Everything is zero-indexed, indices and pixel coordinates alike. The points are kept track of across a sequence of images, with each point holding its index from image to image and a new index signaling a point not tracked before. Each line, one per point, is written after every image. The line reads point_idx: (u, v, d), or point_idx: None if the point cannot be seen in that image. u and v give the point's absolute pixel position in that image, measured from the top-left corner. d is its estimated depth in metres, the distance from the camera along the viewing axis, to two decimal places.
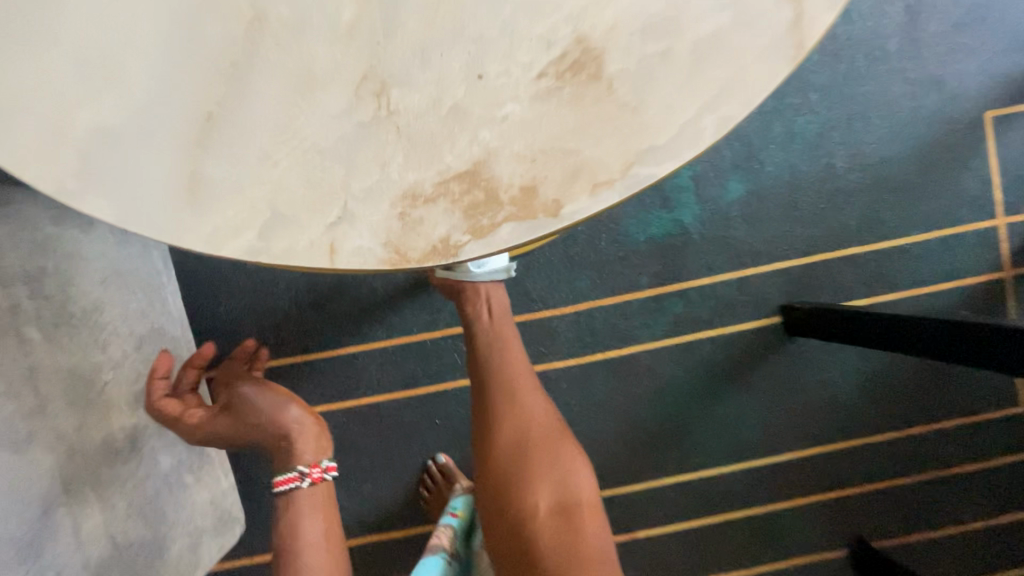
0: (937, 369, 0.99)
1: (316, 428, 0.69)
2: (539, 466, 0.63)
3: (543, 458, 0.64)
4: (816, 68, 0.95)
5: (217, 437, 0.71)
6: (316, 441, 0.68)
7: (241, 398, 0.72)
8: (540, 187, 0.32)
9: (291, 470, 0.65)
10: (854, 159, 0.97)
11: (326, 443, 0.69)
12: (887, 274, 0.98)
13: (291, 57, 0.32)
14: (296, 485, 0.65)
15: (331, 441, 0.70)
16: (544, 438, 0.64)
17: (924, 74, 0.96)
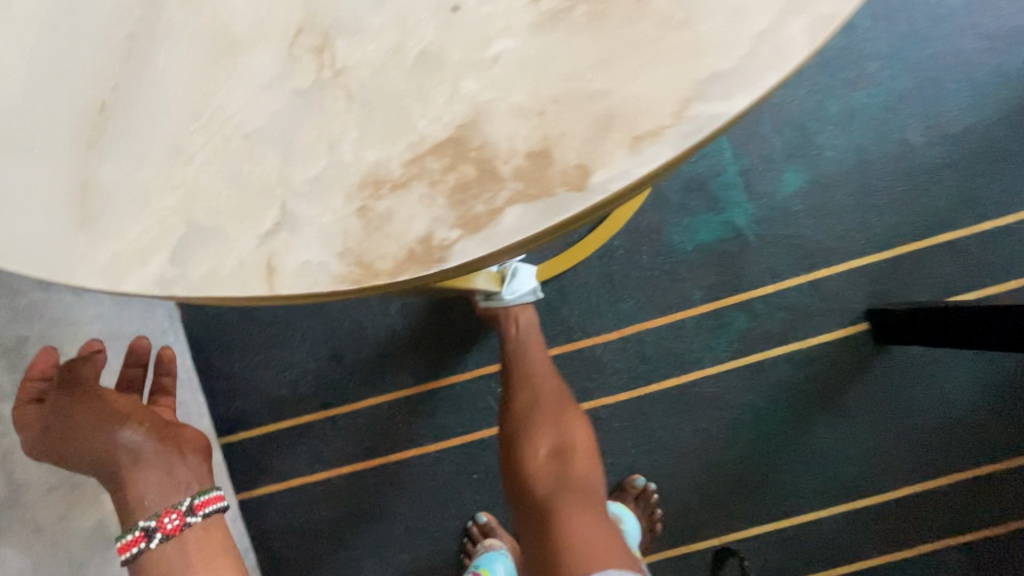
0: None
1: (165, 464, 0.55)
2: (539, 416, 0.61)
3: (545, 414, 0.61)
4: (871, 35, 0.83)
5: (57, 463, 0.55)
6: (165, 483, 0.54)
7: (68, 421, 0.54)
8: (556, 149, 0.22)
9: (134, 529, 0.52)
10: (932, 132, 0.83)
11: (182, 481, 0.56)
12: (996, 261, 0.81)
13: (207, 21, 0.25)
14: (140, 547, 0.52)
15: (190, 476, 0.57)
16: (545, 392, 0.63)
17: (1004, 26, 0.82)
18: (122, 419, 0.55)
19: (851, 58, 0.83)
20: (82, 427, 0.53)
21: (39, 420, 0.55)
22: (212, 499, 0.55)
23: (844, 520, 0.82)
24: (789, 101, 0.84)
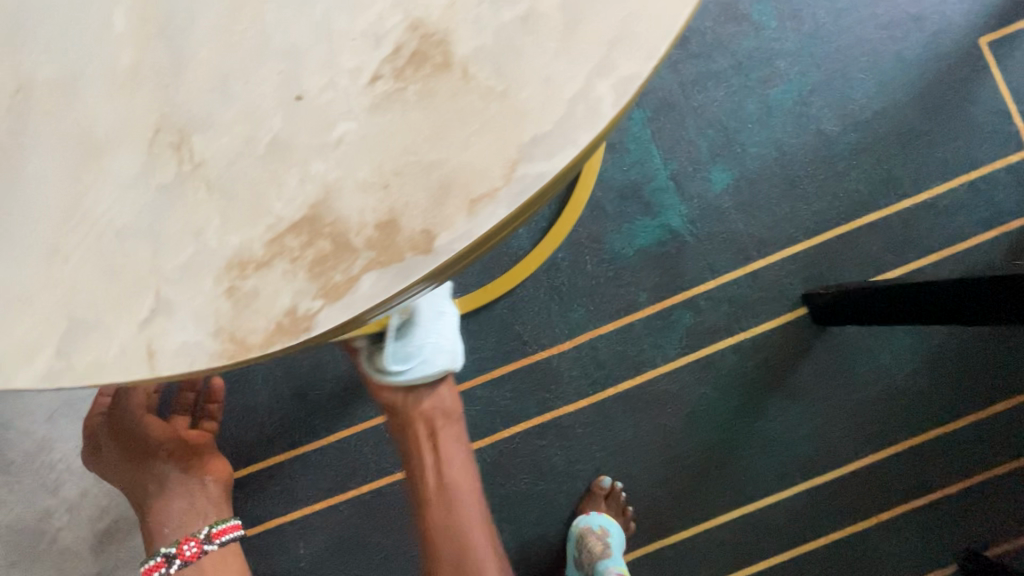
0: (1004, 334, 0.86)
1: (186, 499, 0.68)
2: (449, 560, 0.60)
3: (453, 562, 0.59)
4: (778, 34, 0.88)
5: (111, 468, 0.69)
6: (183, 519, 0.67)
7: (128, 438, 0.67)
8: (402, 219, 0.24)
9: (157, 555, 0.65)
10: (844, 120, 0.87)
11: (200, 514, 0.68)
12: (918, 235, 0.86)
13: (67, 126, 0.26)
14: (162, 570, 0.65)
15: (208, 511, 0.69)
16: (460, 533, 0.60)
17: (898, 16, 0.87)
18: (157, 455, 0.68)
19: (762, 57, 0.87)
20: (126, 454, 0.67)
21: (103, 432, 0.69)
22: (226, 529, 0.68)
23: (806, 498, 0.85)
24: (709, 104, 0.88)
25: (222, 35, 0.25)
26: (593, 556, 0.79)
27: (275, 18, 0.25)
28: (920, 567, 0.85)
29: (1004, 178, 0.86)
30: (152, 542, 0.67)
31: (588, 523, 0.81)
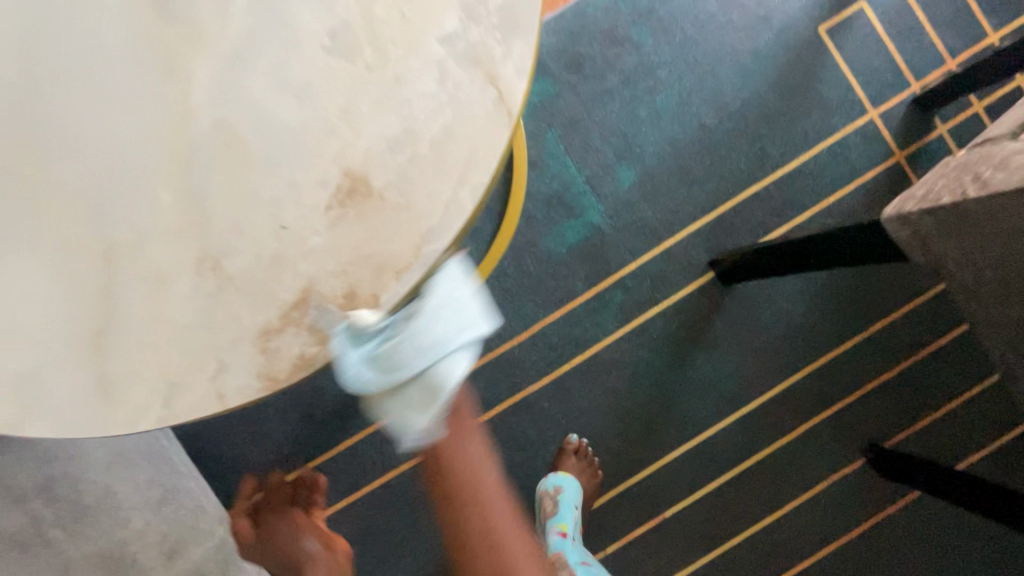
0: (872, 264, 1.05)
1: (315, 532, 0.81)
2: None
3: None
4: (655, 49, 1.04)
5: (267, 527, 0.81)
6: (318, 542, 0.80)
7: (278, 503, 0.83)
8: (358, 290, 0.40)
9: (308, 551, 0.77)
10: (720, 112, 1.04)
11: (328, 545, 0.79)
12: (793, 198, 1.04)
13: (142, 267, 0.41)
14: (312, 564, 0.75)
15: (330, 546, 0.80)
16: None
17: (751, 17, 1.04)
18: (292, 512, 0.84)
19: (644, 71, 1.04)
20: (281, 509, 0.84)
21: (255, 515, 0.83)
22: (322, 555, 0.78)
23: (737, 426, 1.04)
24: (608, 116, 1.04)
25: (230, 195, 0.41)
26: (549, 512, 0.94)
27: (261, 180, 0.41)
28: (838, 464, 1.04)
29: (854, 140, 1.04)
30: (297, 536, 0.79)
31: (546, 485, 0.96)
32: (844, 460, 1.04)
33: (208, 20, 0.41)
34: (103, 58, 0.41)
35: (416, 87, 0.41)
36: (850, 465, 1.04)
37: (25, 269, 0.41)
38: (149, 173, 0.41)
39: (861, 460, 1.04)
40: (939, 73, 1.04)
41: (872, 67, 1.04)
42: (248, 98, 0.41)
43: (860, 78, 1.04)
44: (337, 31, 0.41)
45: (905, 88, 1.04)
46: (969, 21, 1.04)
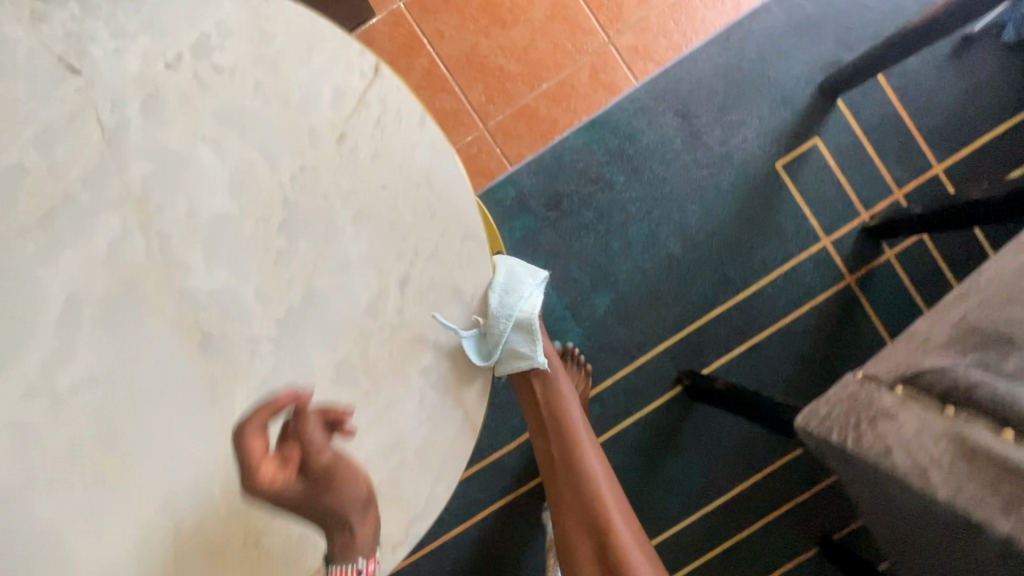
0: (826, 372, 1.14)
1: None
2: (569, 515, 0.74)
3: (572, 511, 0.74)
4: (626, 186, 1.15)
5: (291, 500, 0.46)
6: None
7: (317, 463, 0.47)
8: None
9: None
10: (686, 241, 1.15)
11: None
12: (753, 318, 1.15)
13: (204, 543, 0.55)
14: None
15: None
16: (585, 497, 0.74)
17: (713, 155, 1.15)
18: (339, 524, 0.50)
19: (616, 207, 1.15)
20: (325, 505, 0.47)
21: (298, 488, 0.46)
22: None
23: (703, 521, 1.15)
24: (585, 247, 1.15)
25: None
26: None
27: None
28: (794, 554, 1.16)
29: (809, 265, 1.15)
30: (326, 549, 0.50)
31: None
32: (799, 550, 1.16)
33: (240, 356, 0.54)
34: (165, 384, 0.54)
35: (402, 408, 0.53)
36: (804, 554, 1.16)
37: (116, 542, 0.54)
38: (207, 473, 0.55)
39: (813, 550, 1.16)
40: (887, 203, 1.13)
41: (824, 198, 1.14)
42: (280, 419, 0.55)
43: (813, 209, 1.14)
44: (339, 365, 0.53)
45: (855, 216, 1.14)
46: (916, 153, 1.13)
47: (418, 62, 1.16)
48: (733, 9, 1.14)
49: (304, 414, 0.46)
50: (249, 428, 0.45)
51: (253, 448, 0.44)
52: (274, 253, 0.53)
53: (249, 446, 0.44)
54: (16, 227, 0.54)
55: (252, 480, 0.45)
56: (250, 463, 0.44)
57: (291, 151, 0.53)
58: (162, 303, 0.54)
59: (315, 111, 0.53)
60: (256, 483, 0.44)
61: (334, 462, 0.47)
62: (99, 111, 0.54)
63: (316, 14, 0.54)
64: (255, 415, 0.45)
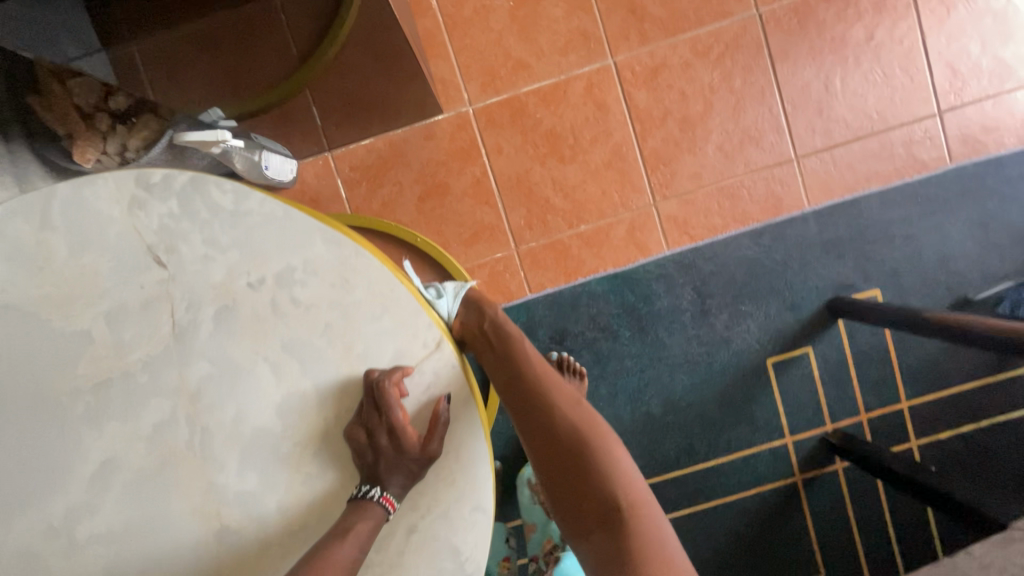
0: (752, 550, 1.24)
1: None
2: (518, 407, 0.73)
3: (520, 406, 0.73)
4: (628, 340, 1.21)
5: (392, 464, 0.56)
6: None
7: (406, 459, 0.57)
8: None
9: None
10: (665, 405, 1.23)
11: None
12: (704, 488, 1.24)
13: None
14: None
15: None
16: (522, 390, 0.74)
17: (714, 336, 1.22)
18: (395, 490, 0.56)
19: (613, 357, 1.22)
20: (402, 447, 0.57)
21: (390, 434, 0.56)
22: None
23: None
24: None
25: None
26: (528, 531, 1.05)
27: None
28: None
29: (768, 456, 1.24)
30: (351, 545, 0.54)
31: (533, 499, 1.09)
32: None
33: (249, 549, 0.59)
34: (172, 560, 0.59)
35: None
36: None
37: None
38: None
39: None
40: (851, 421, 1.24)
41: (799, 402, 1.23)
42: None
43: (787, 409, 1.23)
44: None
45: (821, 424, 1.24)
46: (891, 387, 1.23)
47: (470, 169, 1.18)
48: (772, 208, 1.20)
49: (432, 432, 0.58)
50: (389, 385, 0.55)
51: (397, 416, 0.55)
52: (303, 474, 0.59)
53: (391, 390, 0.55)
54: (69, 390, 0.58)
55: (382, 414, 0.56)
56: (394, 425, 0.56)
57: (341, 390, 0.58)
58: (192, 488, 0.59)
59: (376, 361, 0.58)
60: (391, 414, 0.55)
61: (438, 449, 0.58)
62: (175, 306, 0.57)
63: (398, 279, 0.58)
64: (391, 376, 0.56)
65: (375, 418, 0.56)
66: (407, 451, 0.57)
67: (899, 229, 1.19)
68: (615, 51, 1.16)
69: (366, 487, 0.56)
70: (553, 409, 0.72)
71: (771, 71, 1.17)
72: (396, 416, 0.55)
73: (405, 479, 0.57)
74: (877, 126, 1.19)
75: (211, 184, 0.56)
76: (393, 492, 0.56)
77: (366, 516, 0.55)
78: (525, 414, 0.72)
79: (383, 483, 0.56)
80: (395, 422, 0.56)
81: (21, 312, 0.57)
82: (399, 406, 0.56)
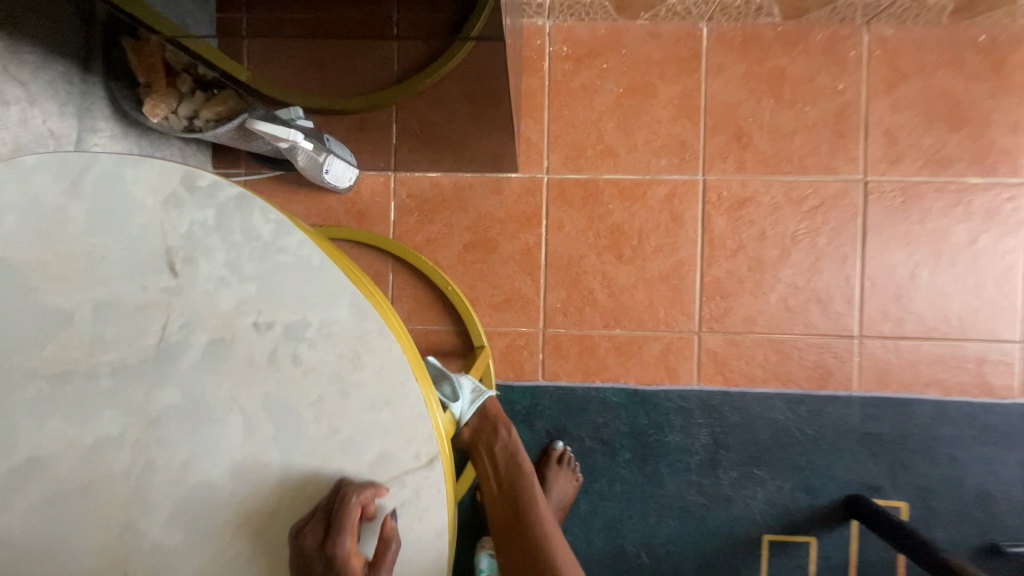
0: None
1: None
2: (503, 520, 0.76)
3: (504, 517, 0.76)
4: (625, 464, 1.12)
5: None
6: None
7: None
8: None
9: None
10: (642, 546, 1.12)
11: None
12: None
13: None
14: None
15: None
16: (508, 502, 0.77)
17: (717, 492, 1.12)
18: None
19: (604, 475, 1.12)
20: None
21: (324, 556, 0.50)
22: None
23: None
24: None
25: None
26: None
27: None
28: None
29: None
30: None
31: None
32: None
33: None
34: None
35: None
36: None
37: None
38: None
39: None
40: None
41: None
42: None
43: None
44: None
45: None
46: None
47: (525, 236, 1.13)
48: (819, 380, 1.11)
49: (380, 568, 0.50)
50: (355, 504, 0.50)
51: (344, 544, 0.49)
52: (230, 557, 0.52)
53: (352, 516, 0.49)
54: (24, 370, 0.51)
55: (330, 533, 0.50)
56: (340, 551, 0.49)
57: (303, 483, 0.52)
58: (108, 525, 0.52)
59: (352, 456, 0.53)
60: (341, 537, 0.49)
61: None
62: (168, 321, 0.52)
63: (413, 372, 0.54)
64: (360, 493, 0.50)
65: (312, 536, 0.51)
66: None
67: (946, 448, 1.10)
68: (708, 169, 1.11)
69: None
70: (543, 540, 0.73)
71: (860, 241, 1.11)
72: (337, 540, 0.49)
73: None
74: (953, 331, 1.10)
75: (256, 210, 0.54)
76: None
77: None
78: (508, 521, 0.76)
79: None
80: (341, 551, 0.49)
81: (9, 269, 0.51)
82: (349, 538, 0.49)
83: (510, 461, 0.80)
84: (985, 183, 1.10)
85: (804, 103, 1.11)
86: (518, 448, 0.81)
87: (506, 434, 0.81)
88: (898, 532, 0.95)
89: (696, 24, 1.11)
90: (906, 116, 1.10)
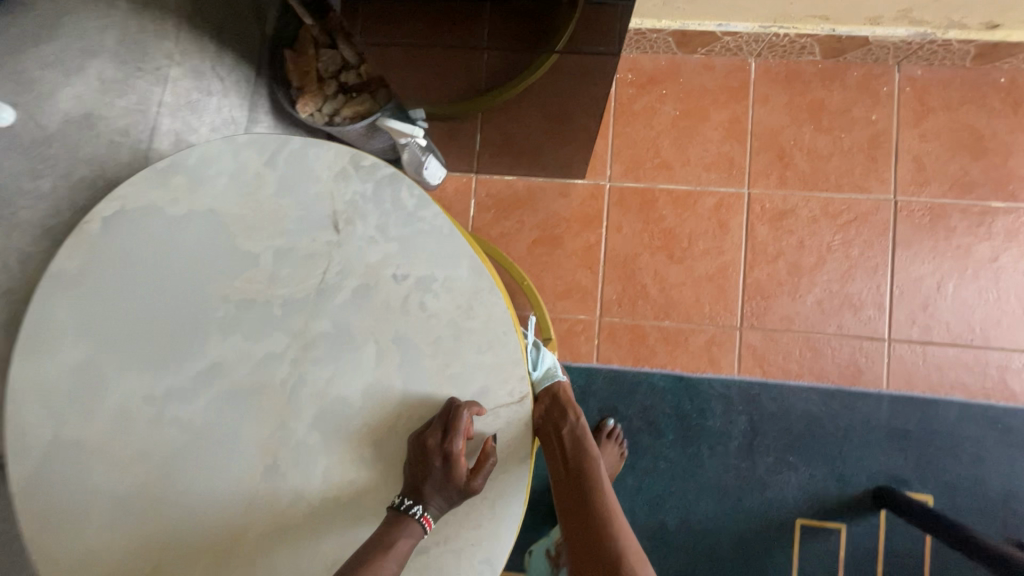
0: None
1: None
2: (569, 505, 0.77)
3: (569, 502, 0.77)
4: (669, 445, 1.23)
5: (433, 483, 0.67)
6: None
7: (452, 479, 0.68)
8: None
9: None
10: (682, 522, 1.22)
11: None
12: None
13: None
14: None
15: None
16: (573, 487, 0.77)
17: (753, 475, 1.22)
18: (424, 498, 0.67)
19: (649, 453, 1.24)
20: (450, 470, 0.67)
21: (440, 454, 0.68)
22: None
23: None
24: None
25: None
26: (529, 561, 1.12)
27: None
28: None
29: None
30: (393, 530, 0.65)
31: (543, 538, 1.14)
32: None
33: (285, 498, 0.69)
34: (229, 455, 0.70)
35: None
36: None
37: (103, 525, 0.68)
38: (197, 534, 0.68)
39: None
40: None
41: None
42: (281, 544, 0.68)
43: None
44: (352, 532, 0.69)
45: None
46: None
47: (586, 235, 1.29)
48: (851, 377, 1.22)
49: (480, 468, 0.69)
50: (466, 415, 0.68)
51: (458, 445, 0.67)
52: (371, 445, 0.71)
53: (463, 422, 0.68)
54: (220, 296, 0.72)
55: (446, 438, 0.68)
56: (452, 451, 0.67)
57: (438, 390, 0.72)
58: (273, 415, 0.71)
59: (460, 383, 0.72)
60: (455, 438, 0.67)
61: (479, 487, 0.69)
62: (330, 267, 0.72)
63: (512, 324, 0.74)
64: (470, 408, 0.69)
65: (430, 441, 0.68)
66: (450, 477, 0.68)
67: (970, 447, 1.18)
68: (753, 184, 1.26)
69: (409, 503, 0.67)
70: (608, 530, 0.73)
71: (890, 253, 1.23)
72: (451, 440, 0.67)
73: (438, 500, 0.68)
74: (977, 340, 1.21)
75: (404, 188, 0.74)
76: (431, 512, 0.67)
77: (406, 532, 0.65)
78: (574, 507, 0.76)
79: (425, 502, 0.67)
80: (454, 448, 0.67)
81: (221, 219, 0.72)
82: (460, 441, 0.67)
83: (576, 448, 0.78)
84: (1006, 207, 1.22)
85: (840, 130, 1.26)
86: (584, 435, 0.77)
87: (573, 421, 0.78)
88: (927, 516, 1.05)
89: (745, 60, 1.28)
90: (932, 145, 1.24)
